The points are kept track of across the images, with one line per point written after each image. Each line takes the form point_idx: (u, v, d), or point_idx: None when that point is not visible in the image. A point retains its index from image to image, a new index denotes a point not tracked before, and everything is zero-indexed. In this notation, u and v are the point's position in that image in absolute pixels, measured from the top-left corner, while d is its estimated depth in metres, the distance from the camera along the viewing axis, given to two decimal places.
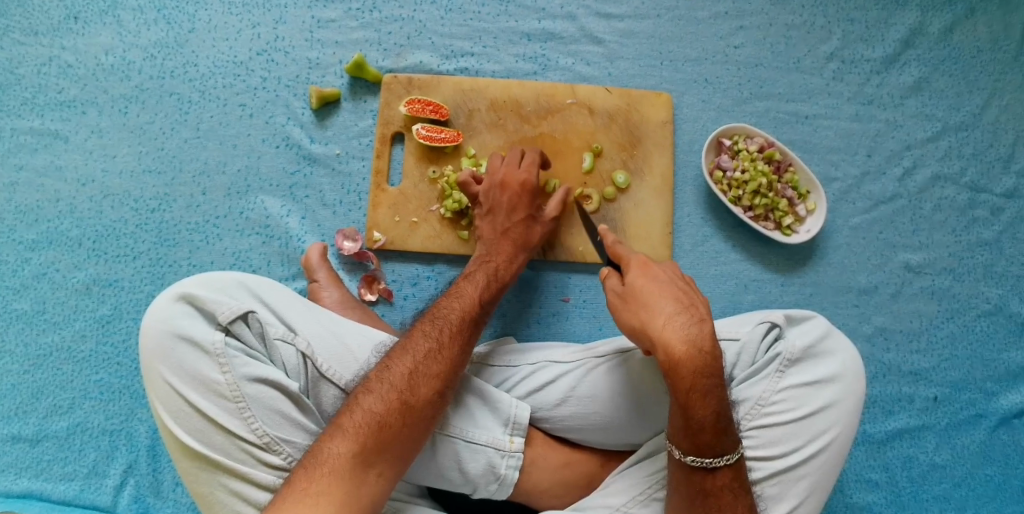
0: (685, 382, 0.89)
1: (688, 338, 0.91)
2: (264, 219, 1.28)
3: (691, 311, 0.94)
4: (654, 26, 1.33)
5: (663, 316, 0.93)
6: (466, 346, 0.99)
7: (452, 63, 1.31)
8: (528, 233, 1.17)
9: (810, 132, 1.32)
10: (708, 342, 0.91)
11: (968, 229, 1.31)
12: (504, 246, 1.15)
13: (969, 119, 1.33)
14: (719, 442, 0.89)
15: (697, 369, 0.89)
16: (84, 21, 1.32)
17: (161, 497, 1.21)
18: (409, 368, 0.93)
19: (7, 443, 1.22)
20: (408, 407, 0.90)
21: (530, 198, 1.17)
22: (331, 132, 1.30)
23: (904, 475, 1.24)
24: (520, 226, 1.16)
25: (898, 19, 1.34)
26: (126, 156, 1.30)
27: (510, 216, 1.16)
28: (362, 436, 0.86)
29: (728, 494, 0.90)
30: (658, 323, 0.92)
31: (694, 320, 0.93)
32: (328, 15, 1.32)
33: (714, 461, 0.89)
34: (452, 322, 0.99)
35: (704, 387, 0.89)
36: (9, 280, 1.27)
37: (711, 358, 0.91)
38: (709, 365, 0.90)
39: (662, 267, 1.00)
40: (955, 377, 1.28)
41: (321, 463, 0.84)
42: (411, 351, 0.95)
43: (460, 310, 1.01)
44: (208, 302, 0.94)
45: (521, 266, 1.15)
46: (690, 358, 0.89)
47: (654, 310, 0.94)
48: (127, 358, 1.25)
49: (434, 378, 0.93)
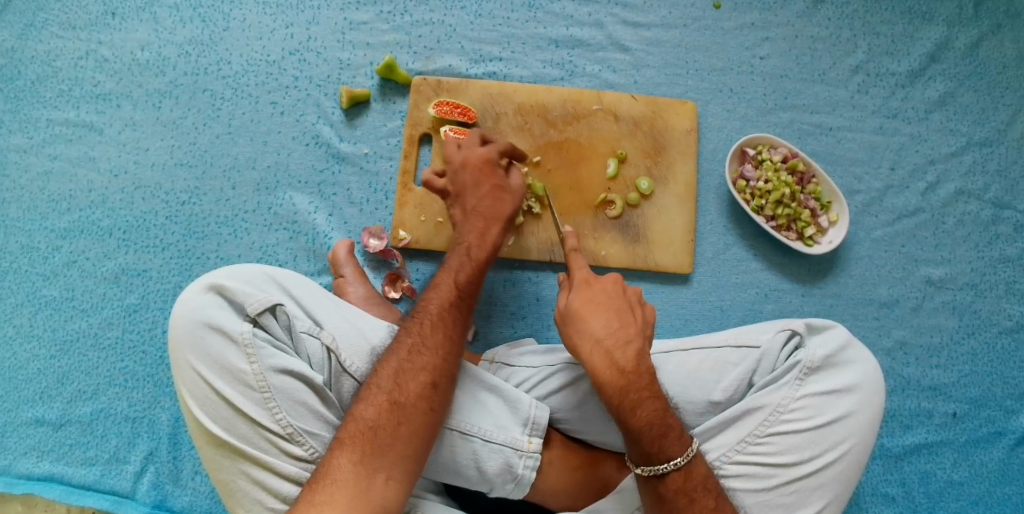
0: (612, 400, 0.94)
1: (609, 362, 0.95)
2: (291, 215, 1.30)
3: (619, 333, 0.98)
4: (681, 35, 1.35)
5: (589, 339, 0.98)
6: (451, 330, 0.99)
7: (480, 68, 1.33)
8: (499, 206, 1.12)
9: (834, 144, 1.33)
10: (631, 363, 0.95)
11: (991, 245, 1.31)
12: (474, 223, 1.10)
13: (994, 135, 1.33)
14: (660, 448, 0.91)
15: (621, 388, 0.94)
16: (122, 17, 1.35)
17: (181, 484, 1.22)
18: (393, 368, 0.94)
19: (32, 426, 1.24)
20: (398, 405, 0.91)
21: (492, 169, 1.14)
22: (360, 131, 1.32)
23: (921, 491, 1.24)
24: (488, 198, 1.12)
25: (925, 33, 1.35)
26: (159, 149, 1.32)
27: (474, 191, 1.12)
28: (359, 443, 0.88)
29: (684, 498, 0.91)
30: (584, 348, 0.98)
31: (620, 343, 0.97)
32: (360, 18, 1.35)
33: (661, 468, 0.91)
34: (431, 314, 1.00)
35: (634, 402, 0.93)
36: (41, 266, 1.29)
37: (637, 377, 0.95)
38: (634, 383, 0.94)
39: (604, 284, 1.02)
40: (974, 393, 1.27)
41: (324, 474, 0.86)
42: (396, 350, 0.96)
43: (437, 300, 1.02)
44: (238, 294, 0.96)
45: (497, 238, 1.10)
46: (611, 379, 0.94)
47: (583, 334, 0.98)
48: (153, 347, 1.27)
49: (420, 372, 0.94)
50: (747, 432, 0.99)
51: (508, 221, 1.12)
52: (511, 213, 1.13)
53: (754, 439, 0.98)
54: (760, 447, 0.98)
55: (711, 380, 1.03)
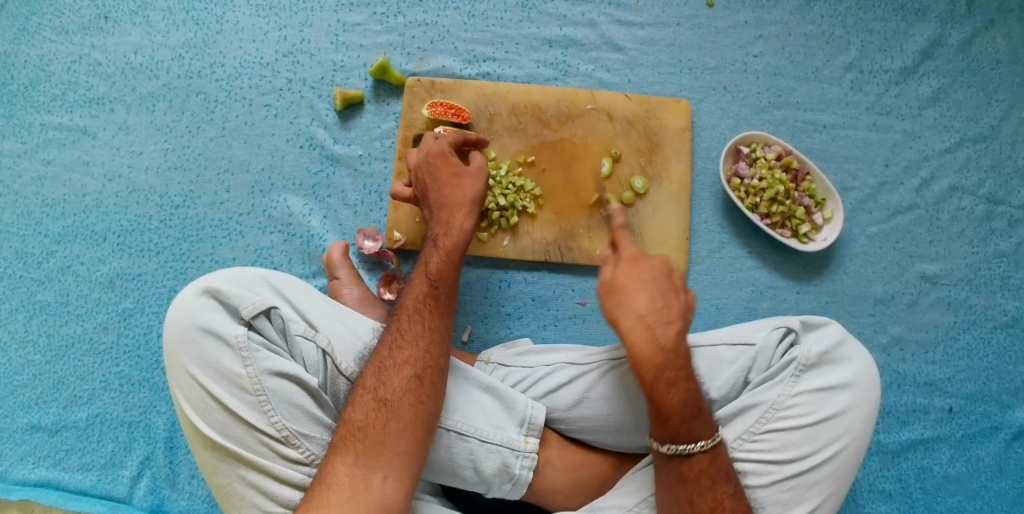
0: (648, 379, 0.91)
1: (653, 340, 0.92)
2: (286, 217, 1.29)
3: (664, 312, 0.94)
4: (674, 34, 1.35)
5: (634, 316, 0.93)
6: (427, 319, 0.97)
7: (474, 68, 1.33)
8: (460, 191, 1.10)
9: (828, 141, 1.33)
10: (672, 342, 0.93)
11: (985, 240, 1.31)
12: (442, 214, 1.08)
13: (987, 131, 1.33)
14: (689, 429, 0.92)
15: (659, 368, 0.91)
16: (114, 21, 1.35)
17: (178, 488, 1.22)
18: (376, 367, 0.94)
19: (28, 431, 1.24)
20: (384, 404, 0.91)
21: (450, 157, 1.12)
22: (355, 133, 1.32)
23: (918, 487, 1.24)
24: (449, 187, 1.10)
25: (917, 30, 1.35)
26: (153, 153, 1.32)
27: (434, 183, 1.11)
28: (352, 445, 0.88)
29: (706, 480, 0.92)
30: (626, 322, 0.93)
31: (664, 321, 0.93)
32: (354, 19, 1.35)
33: (688, 448, 0.92)
34: (406, 307, 0.99)
35: (670, 379, 0.91)
36: (36, 271, 1.29)
37: (676, 357, 0.92)
38: (673, 363, 0.92)
39: (648, 260, 0.98)
40: (970, 389, 1.27)
41: (322, 480, 0.87)
42: (377, 349, 0.96)
43: (411, 294, 1.00)
44: (232, 297, 0.96)
45: (467, 222, 1.07)
46: (653, 358, 0.91)
47: (627, 309, 0.94)
48: (148, 351, 1.27)
49: (401, 366, 0.93)
50: (743, 429, 0.99)
51: (477, 203, 1.10)
52: (473, 196, 1.10)
53: (750, 437, 0.99)
54: (756, 444, 0.98)
55: (707, 377, 1.03)
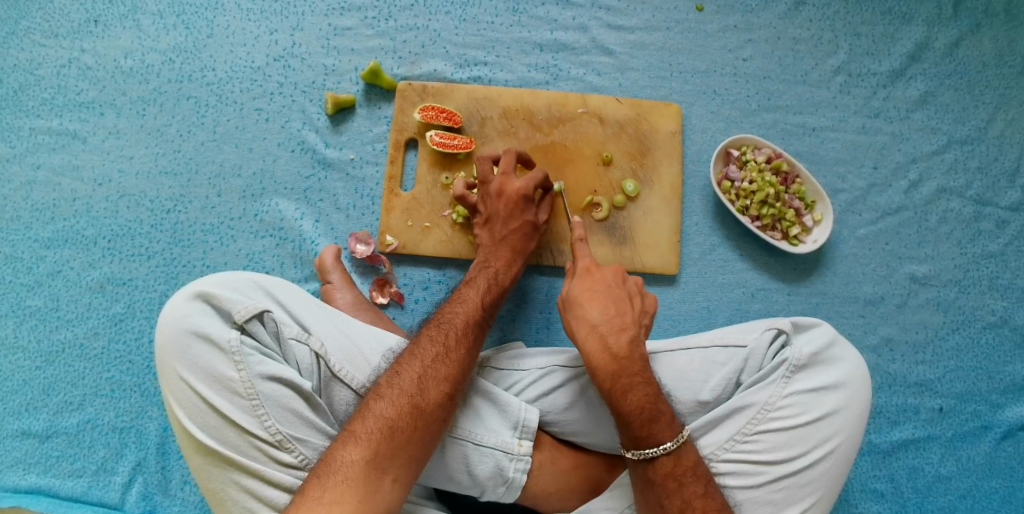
0: (605, 384, 0.97)
1: (604, 347, 0.99)
2: (277, 221, 1.29)
3: (615, 320, 1.02)
4: (664, 38, 1.36)
5: (586, 326, 1.02)
6: (474, 347, 1.01)
7: (466, 72, 1.34)
8: (526, 242, 1.17)
9: (817, 143, 1.34)
10: (625, 349, 0.99)
11: (973, 241, 1.32)
12: (503, 253, 1.16)
13: (974, 133, 1.35)
14: (650, 433, 0.92)
15: (613, 372, 0.97)
16: (104, 25, 1.35)
17: (170, 494, 1.21)
18: (418, 372, 0.94)
19: (18, 438, 1.23)
20: (419, 411, 0.91)
21: (526, 204, 1.17)
22: (346, 137, 1.32)
23: (909, 486, 1.25)
24: (518, 233, 1.17)
25: (904, 34, 1.36)
26: (143, 157, 1.32)
27: (506, 224, 1.17)
28: (375, 442, 0.87)
29: (672, 482, 0.91)
30: (581, 332, 1.02)
31: (615, 330, 1.01)
32: (345, 24, 1.35)
33: (650, 451, 0.92)
34: (456, 327, 1.01)
35: (624, 385, 0.96)
36: (25, 276, 1.28)
37: (630, 363, 0.98)
38: (626, 368, 0.97)
39: (605, 272, 1.07)
40: (960, 388, 1.28)
41: (335, 470, 0.85)
42: (420, 356, 0.96)
43: (463, 315, 1.03)
44: (225, 301, 0.96)
45: (520, 270, 1.16)
46: (605, 364, 0.98)
47: (581, 320, 1.03)
48: (140, 356, 1.26)
49: (443, 381, 0.94)
50: (735, 430, 0.99)
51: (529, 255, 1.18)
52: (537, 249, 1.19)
53: (742, 438, 0.99)
54: (749, 445, 0.99)
55: (699, 380, 1.03)
